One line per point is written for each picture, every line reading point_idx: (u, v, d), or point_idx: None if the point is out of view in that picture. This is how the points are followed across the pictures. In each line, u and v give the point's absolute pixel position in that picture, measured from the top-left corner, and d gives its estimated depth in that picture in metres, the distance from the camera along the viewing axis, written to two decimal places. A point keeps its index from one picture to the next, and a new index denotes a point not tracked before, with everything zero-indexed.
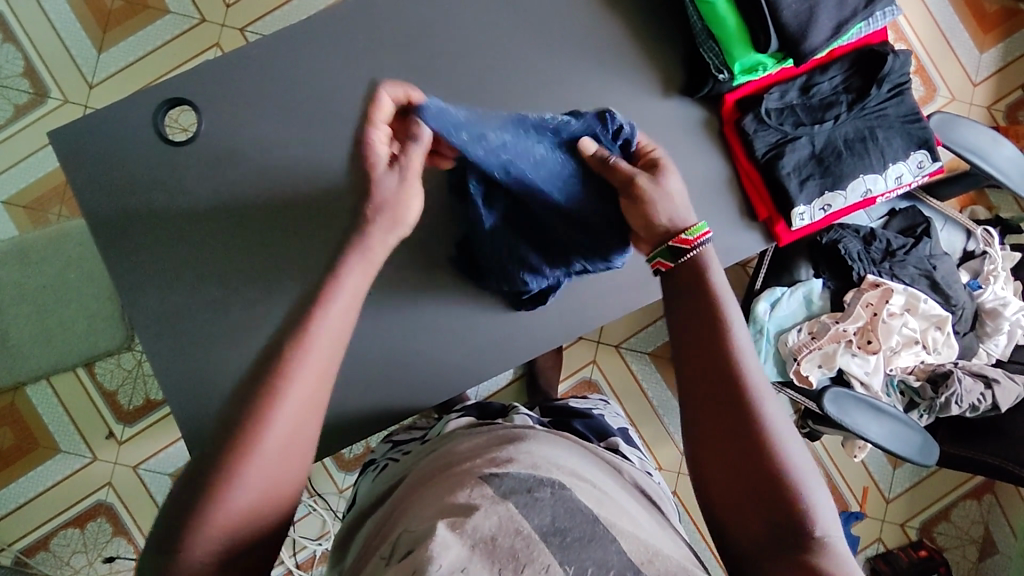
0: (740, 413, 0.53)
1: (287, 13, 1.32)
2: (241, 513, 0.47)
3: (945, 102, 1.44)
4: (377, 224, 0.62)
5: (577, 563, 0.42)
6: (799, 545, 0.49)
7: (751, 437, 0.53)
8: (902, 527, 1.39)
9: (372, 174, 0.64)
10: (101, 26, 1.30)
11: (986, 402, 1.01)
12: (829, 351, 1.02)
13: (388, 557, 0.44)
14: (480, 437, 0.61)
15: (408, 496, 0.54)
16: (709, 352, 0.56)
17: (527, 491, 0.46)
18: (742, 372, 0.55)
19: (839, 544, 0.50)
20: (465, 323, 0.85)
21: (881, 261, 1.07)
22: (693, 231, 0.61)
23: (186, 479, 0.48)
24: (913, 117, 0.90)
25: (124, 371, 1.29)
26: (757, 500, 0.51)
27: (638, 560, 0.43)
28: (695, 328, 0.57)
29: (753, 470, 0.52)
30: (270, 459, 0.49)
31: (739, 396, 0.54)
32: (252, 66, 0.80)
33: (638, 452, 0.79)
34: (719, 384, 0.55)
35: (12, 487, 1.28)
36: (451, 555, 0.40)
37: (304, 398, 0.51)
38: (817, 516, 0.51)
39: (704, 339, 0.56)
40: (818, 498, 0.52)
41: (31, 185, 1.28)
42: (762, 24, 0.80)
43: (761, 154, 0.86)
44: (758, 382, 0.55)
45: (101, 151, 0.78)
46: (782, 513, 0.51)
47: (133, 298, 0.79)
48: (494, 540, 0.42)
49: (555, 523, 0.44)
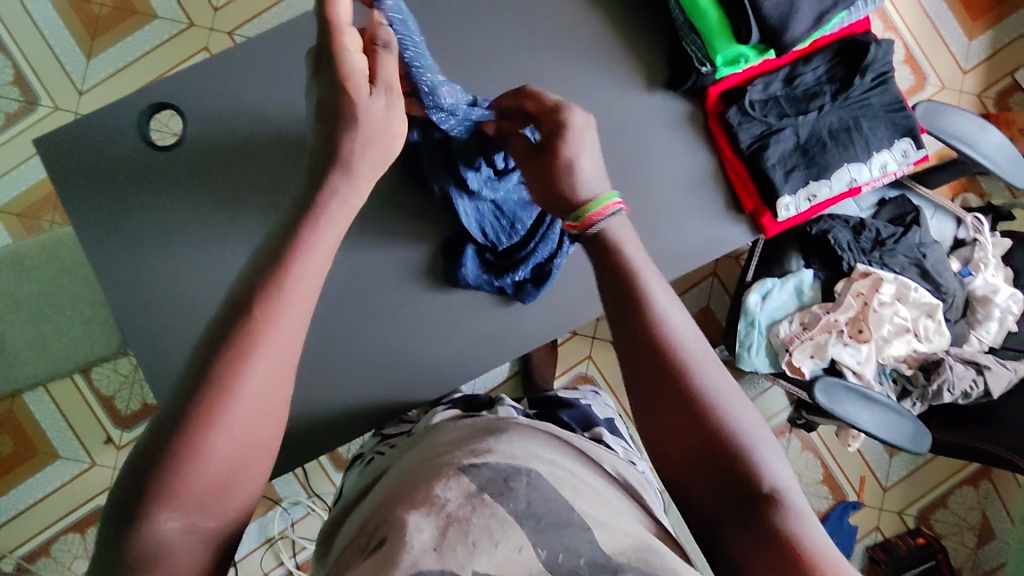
0: (675, 380, 0.49)
1: (275, 15, 1.32)
2: (206, 481, 0.44)
3: (935, 91, 1.43)
4: (366, 157, 0.55)
5: (549, 548, 0.44)
6: (753, 511, 0.46)
7: (686, 405, 0.49)
8: (899, 515, 1.39)
9: (354, 99, 0.53)
10: (89, 33, 1.30)
11: (978, 388, 1.02)
12: (821, 342, 1.02)
13: (362, 549, 0.46)
14: (462, 429, 0.61)
15: (389, 488, 0.54)
16: (638, 320, 0.51)
17: (503, 480, 0.47)
18: (672, 336, 0.51)
19: (798, 500, 0.47)
20: (454, 320, 0.85)
21: (871, 250, 1.07)
22: (586, 211, 0.57)
23: (145, 450, 0.44)
24: (896, 105, 0.91)
25: (120, 376, 1.31)
26: (704, 470, 0.48)
27: (611, 550, 0.44)
28: (612, 296, 0.53)
29: (696, 440, 0.48)
30: (237, 433, 0.45)
31: (672, 361, 0.50)
32: (235, 69, 0.80)
33: (621, 441, 0.80)
34: (644, 353, 0.50)
35: (11, 493, 1.29)
36: (423, 538, 0.42)
37: (276, 356, 0.46)
38: (770, 474, 0.48)
39: (625, 307, 0.52)
40: (771, 455, 0.49)
41: (23, 193, 1.29)
42: (744, 19, 0.81)
43: (746, 146, 0.86)
44: (690, 346, 0.51)
45: (87, 157, 0.78)
46: (732, 480, 0.47)
47: (124, 303, 0.79)
48: (467, 520, 0.44)
49: (530, 508, 0.45)
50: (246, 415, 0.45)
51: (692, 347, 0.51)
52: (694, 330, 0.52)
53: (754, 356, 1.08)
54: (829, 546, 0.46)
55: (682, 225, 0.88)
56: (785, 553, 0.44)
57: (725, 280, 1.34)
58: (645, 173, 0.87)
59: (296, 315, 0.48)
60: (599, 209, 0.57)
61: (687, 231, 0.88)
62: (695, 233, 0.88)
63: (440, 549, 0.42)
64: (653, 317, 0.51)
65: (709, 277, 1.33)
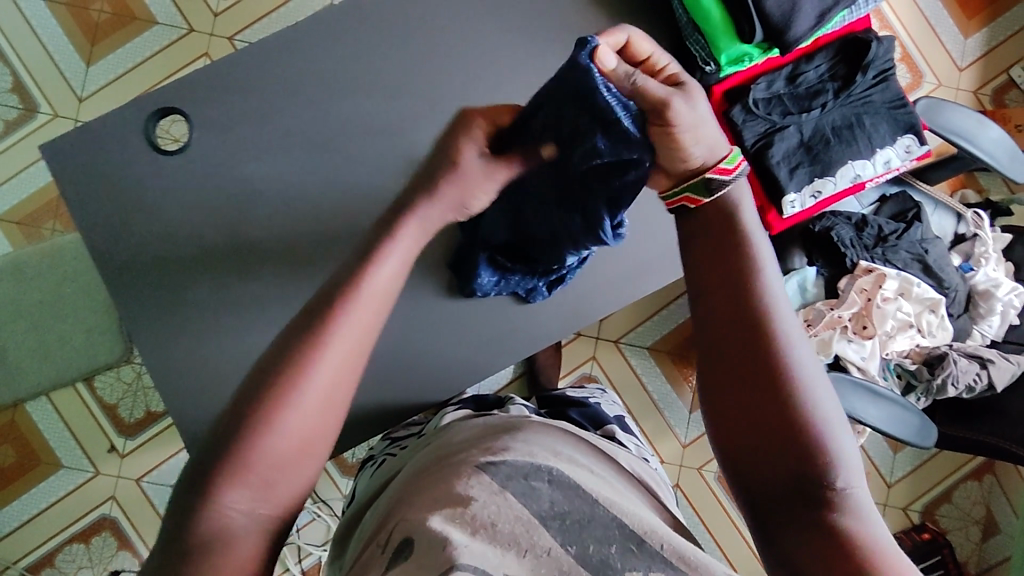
0: (766, 367, 0.49)
1: (274, 20, 1.33)
2: (264, 478, 0.44)
3: (932, 88, 1.45)
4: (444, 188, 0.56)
5: (579, 544, 0.44)
6: (819, 503, 0.48)
7: (776, 390, 0.49)
8: (904, 511, 1.40)
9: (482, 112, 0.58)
10: (89, 40, 1.30)
11: (981, 381, 1.02)
12: (825, 338, 1.03)
13: (383, 547, 0.46)
14: (476, 427, 0.61)
15: (407, 485, 0.55)
16: (733, 301, 0.51)
17: (524, 479, 0.47)
18: (769, 322, 0.50)
19: (863, 499, 0.49)
20: (463, 321, 0.85)
21: (873, 246, 1.07)
22: (733, 158, 0.52)
23: (206, 449, 0.44)
24: (898, 102, 0.92)
25: (124, 385, 1.30)
26: (777, 457, 0.49)
27: (640, 531, 0.46)
28: (710, 272, 0.52)
29: (776, 426, 0.49)
30: (303, 430, 0.45)
31: (765, 347, 0.49)
32: (242, 73, 0.80)
33: (634, 438, 0.81)
34: (739, 333, 0.50)
35: (14, 505, 1.28)
36: (457, 536, 0.42)
37: (340, 358, 0.47)
38: (843, 473, 0.48)
39: (722, 283, 0.51)
40: (847, 451, 0.49)
41: (24, 201, 1.28)
42: (747, 16, 0.80)
43: (750, 144, 0.87)
44: (786, 333, 0.50)
45: (94, 164, 0.78)
46: (804, 471, 0.48)
47: (133, 309, 0.79)
48: (495, 525, 0.44)
49: (555, 508, 0.46)
50: (316, 406, 0.46)
51: (792, 334, 0.50)
52: (795, 318, 0.51)
53: None
54: (891, 547, 0.47)
55: None
56: (848, 551, 0.46)
57: None
58: None
59: (363, 319, 0.48)
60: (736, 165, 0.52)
61: None
62: None
63: (473, 547, 0.41)
64: (756, 298, 0.50)
65: None
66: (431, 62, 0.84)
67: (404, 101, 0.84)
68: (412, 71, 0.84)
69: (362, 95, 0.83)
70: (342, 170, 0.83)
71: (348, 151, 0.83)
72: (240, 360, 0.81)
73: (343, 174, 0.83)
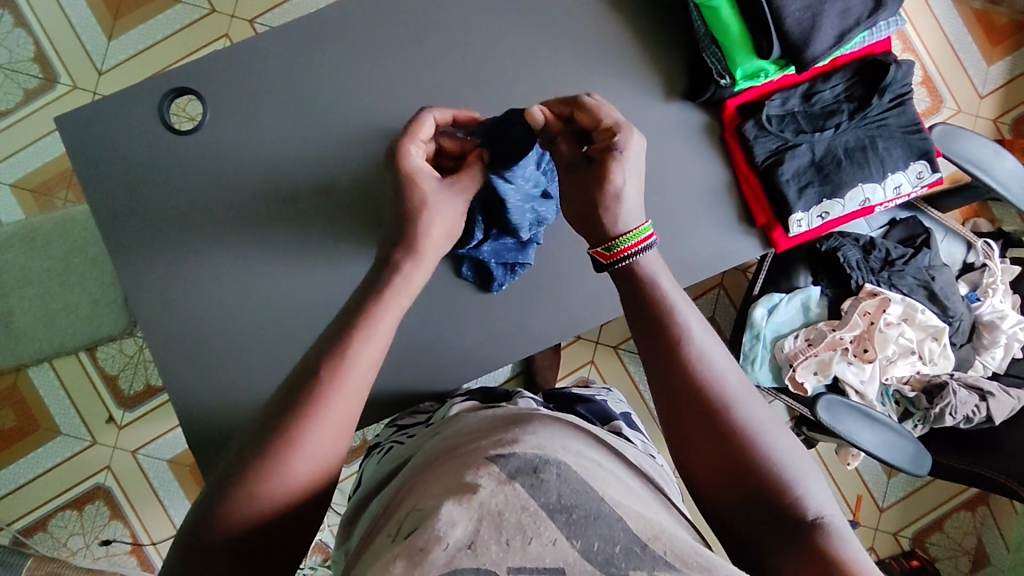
0: (714, 418, 0.53)
1: (296, 7, 1.33)
2: (289, 486, 0.49)
3: (951, 114, 1.43)
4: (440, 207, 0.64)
5: (584, 539, 0.43)
6: (800, 537, 0.49)
7: (730, 436, 0.53)
8: (894, 536, 1.39)
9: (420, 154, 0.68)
10: (112, 14, 1.31)
11: (980, 414, 1.01)
12: (825, 359, 1.03)
13: (392, 535, 0.46)
14: (486, 417, 0.62)
15: (418, 473, 0.55)
16: (677, 365, 0.55)
17: (533, 471, 0.47)
18: (705, 380, 0.54)
19: (840, 526, 0.50)
20: (463, 315, 0.86)
21: (879, 270, 1.07)
22: (620, 242, 0.60)
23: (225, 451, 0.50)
24: (913, 127, 0.91)
25: (126, 356, 1.31)
26: (748, 498, 0.52)
27: (644, 537, 0.45)
28: (651, 338, 0.57)
29: (738, 471, 0.52)
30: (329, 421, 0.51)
31: (709, 402, 0.54)
32: (258, 59, 0.81)
33: (641, 436, 0.81)
34: (684, 390, 0.54)
35: (11, 468, 1.30)
36: (457, 532, 0.42)
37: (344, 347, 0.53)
38: (813, 503, 0.51)
39: (664, 350, 0.56)
40: (811, 486, 0.52)
41: (36, 170, 1.30)
42: (765, 32, 0.81)
43: (761, 160, 0.87)
44: (729, 389, 0.54)
45: (109, 140, 0.79)
46: (777, 502, 0.51)
47: (139, 281, 0.80)
48: (501, 514, 0.44)
49: (561, 500, 0.45)
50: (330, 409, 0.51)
51: (737, 391, 0.54)
52: (733, 368, 0.56)
53: (758, 369, 1.08)
54: (868, 564, 0.49)
55: (693, 238, 0.88)
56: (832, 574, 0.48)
57: (731, 291, 1.35)
58: (657, 184, 0.87)
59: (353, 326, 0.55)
60: (631, 243, 0.60)
61: (698, 242, 0.88)
62: (706, 244, 0.89)
63: (474, 547, 0.42)
64: (692, 358, 0.55)
65: (716, 287, 1.35)
66: (447, 59, 0.84)
67: (417, 95, 0.84)
68: (429, 68, 0.84)
69: (378, 88, 0.83)
70: (350, 161, 0.84)
71: (360, 140, 0.84)
72: (235, 343, 0.82)
73: (354, 160, 0.83)
